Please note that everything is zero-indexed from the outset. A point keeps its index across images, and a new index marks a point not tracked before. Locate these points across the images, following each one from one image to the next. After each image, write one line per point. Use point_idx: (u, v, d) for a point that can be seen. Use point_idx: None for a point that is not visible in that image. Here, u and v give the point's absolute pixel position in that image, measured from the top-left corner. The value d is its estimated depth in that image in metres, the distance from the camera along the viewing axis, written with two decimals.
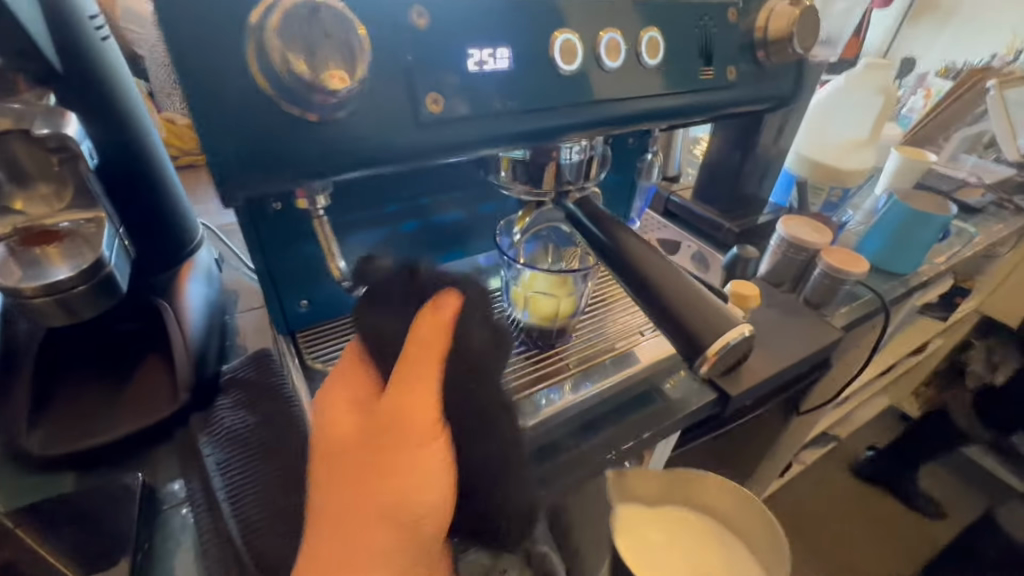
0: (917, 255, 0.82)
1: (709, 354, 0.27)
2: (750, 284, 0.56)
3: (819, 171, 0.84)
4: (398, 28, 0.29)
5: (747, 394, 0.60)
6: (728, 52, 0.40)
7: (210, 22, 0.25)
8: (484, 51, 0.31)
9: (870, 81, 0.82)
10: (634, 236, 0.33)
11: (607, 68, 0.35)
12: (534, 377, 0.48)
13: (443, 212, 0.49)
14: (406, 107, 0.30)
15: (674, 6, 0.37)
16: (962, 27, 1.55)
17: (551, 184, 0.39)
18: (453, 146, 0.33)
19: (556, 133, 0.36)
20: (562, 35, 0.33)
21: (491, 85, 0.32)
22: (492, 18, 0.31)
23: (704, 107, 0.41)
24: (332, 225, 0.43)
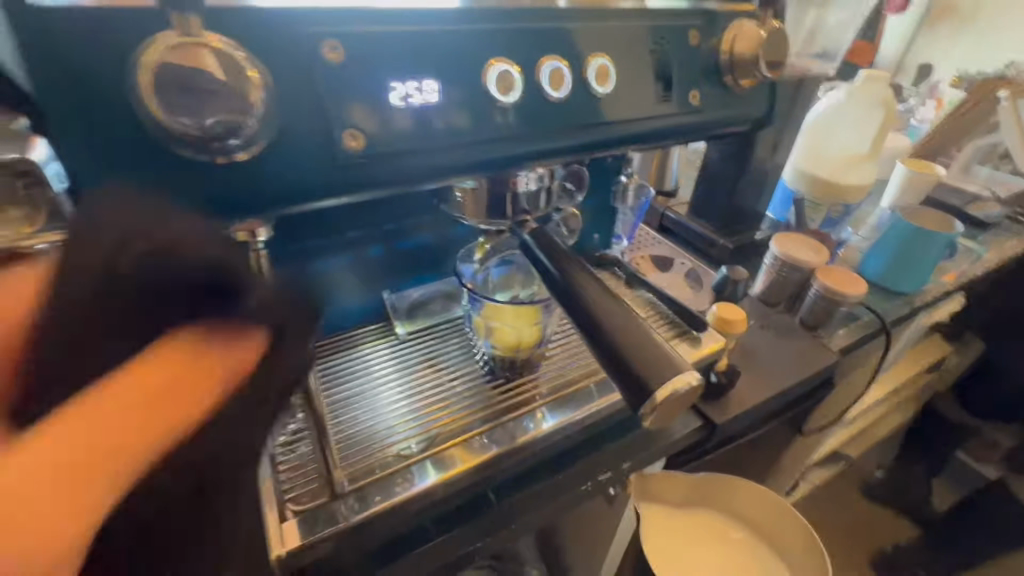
0: (922, 273, 0.78)
1: (653, 401, 0.27)
2: (736, 307, 0.54)
3: (818, 186, 0.81)
4: (310, 64, 0.28)
5: (734, 422, 0.58)
6: (691, 75, 0.39)
7: (94, 66, 0.24)
8: (408, 83, 0.30)
9: (871, 95, 0.79)
10: (593, 281, 0.33)
11: (551, 97, 0.34)
12: (501, 409, 0.44)
13: (416, 236, 0.49)
14: (327, 145, 0.29)
15: (625, 31, 0.36)
16: (979, 35, 1.50)
17: (508, 213, 0.37)
18: (388, 180, 0.32)
19: (503, 162, 0.34)
20: (496, 64, 0.32)
21: (420, 119, 0.31)
22: (415, 50, 0.30)
23: (667, 133, 0.39)
24: (294, 252, 0.42)
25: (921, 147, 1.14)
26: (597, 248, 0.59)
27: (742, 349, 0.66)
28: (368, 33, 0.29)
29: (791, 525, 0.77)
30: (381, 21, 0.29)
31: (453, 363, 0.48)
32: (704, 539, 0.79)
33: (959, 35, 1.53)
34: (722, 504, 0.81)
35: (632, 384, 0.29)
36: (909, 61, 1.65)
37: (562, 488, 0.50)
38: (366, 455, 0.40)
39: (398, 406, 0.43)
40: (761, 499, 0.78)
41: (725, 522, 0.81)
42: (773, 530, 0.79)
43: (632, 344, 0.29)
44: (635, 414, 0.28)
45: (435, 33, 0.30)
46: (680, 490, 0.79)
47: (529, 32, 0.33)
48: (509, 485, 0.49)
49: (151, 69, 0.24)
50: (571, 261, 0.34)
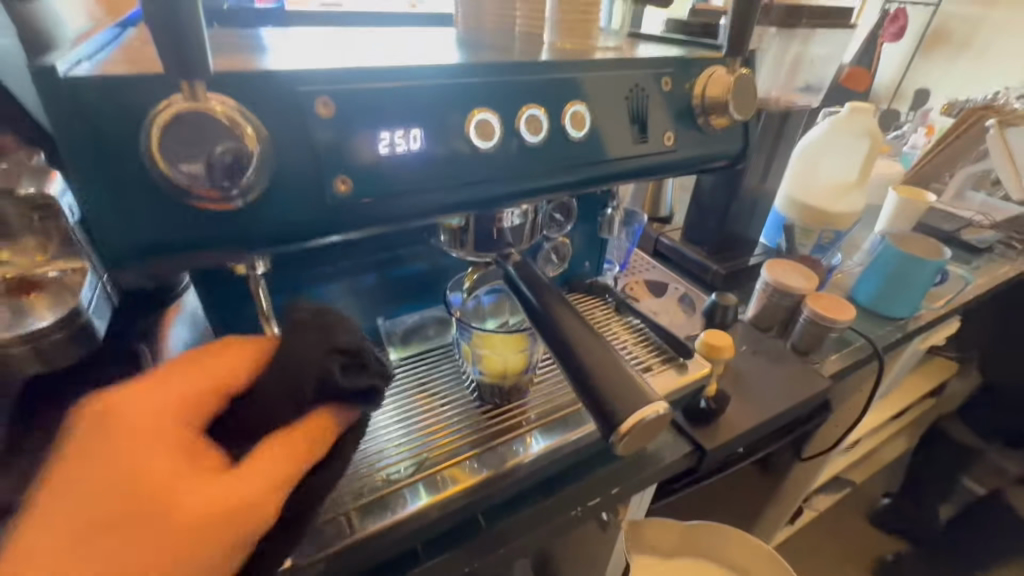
0: (913, 299, 0.79)
1: (622, 429, 0.29)
2: (722, 333, 0.55)
3: (808, 214, 0.83)
4: (303, 116, 0.30)
5: (725, 448, 0.58)
6: (666, 117, 0.41)
7: (103, 118, 0.26)
8: (394, 133, 0.32)
9: (853, 127, 0.80)
10: (572, 312, 0.35)
11: (529, 142, 0.36)
12: (491, 434, 0.45)
13: (411, 265, 0.51)
14: (320, 188, 0.31)
15: (601, 80, 0.38)
16: (973, 62, 1.53)
17: (494, 246, 0.39)
18: (379, 219, 0.34)
19: (488, 202, 0.36)
20: (478, 114, 0.34)
21: (405, 164, 0.33)
22: (402, 102, 0.32)
23: (646, 171, 0.41)
24: (288, 281, 0.44)
25: (914, 173, 1.16)
26: (588, 275, 0.61)
27: (733, 375, 0.67)
28: (356, 90, 0.31)
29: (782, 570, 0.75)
30: (368, 77, 0.31)
31: (447, 389, 0.49)
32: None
33: (951, 63, 1.56)
34: (712, 549, 0.80)
35: (605, 414, 0.30)
36: (903, 88, 1.69)
37: (552, 513, 0.50)
38: (359, 479, 0.41)
39: (390, 431, 0.44)
40: (749, 546, 0.77)
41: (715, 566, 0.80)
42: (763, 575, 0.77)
43: (609, 371, 0.31)
44: (607, 443, 0.30)
45: (420, 87, 0.32)
46: (668, 537, 0.78)
47: (511, 84, 0.35)
48: (498, 510, 0.49)
49: (156, 127, 0.26)
50: (550, 293, 0.36)
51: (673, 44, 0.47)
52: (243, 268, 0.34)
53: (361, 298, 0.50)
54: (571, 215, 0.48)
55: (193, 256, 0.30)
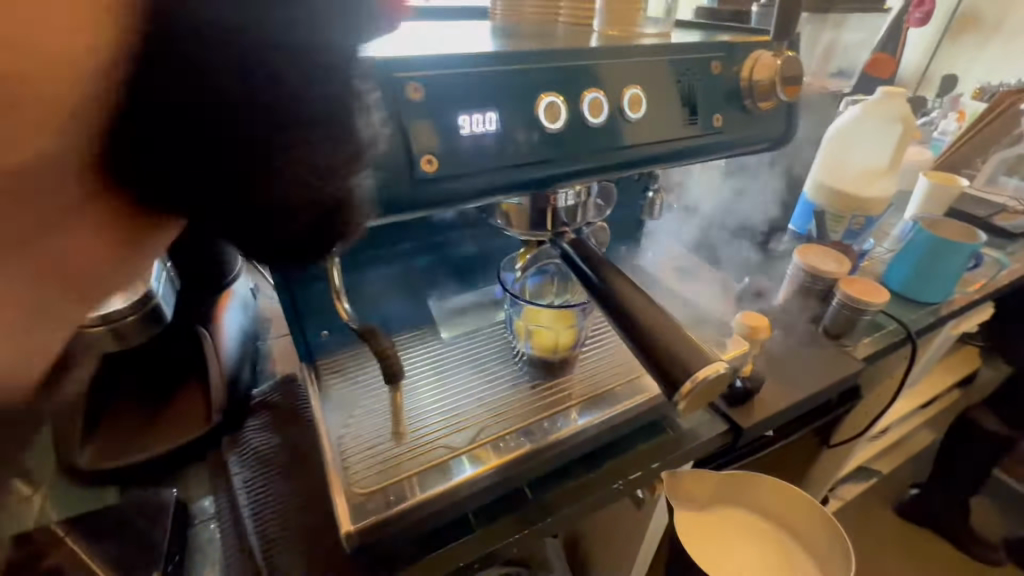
0: (946, 284, 0.79)
1: (684, 389, 0.32)
2: (758, 314, 0.57)
3: (838, 200, 0.83)
4: (390, 98, 0.32)
5: (760, 426, 0.60)
6: (715, 100, 0.42)
7: None
8: (470, 116, 0.35)
9: (887, 110, 0.81)
10: (627, 282, 0.37)
11: (590, 124, 0.38)
12: (539, 407, 0.47)
13: (461, 248, 0.53)
14: (401, 168, 0.33)
15: (655, 64, 0.40)
16: (1005, 45, 1.50)
17: (550, 226, 0.41)
18: (453, 199, 0.36)
19: (550, 182, 0.39)
20: (545, 98, 0.36)
21: (476, 145, 0.35)
22: (479, 88, 0.35)
23: (694, 152, 0.43)
24: (351, 262, 0.47)
25: (943, 160, 1.15)
26: (622, 258, 0.63)
27: (767, 357, 0.68)
28: (440, 77, 0.34)
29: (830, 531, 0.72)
30: (447, 63, 0.34)
31: (497, 364, 0.51)
32: (731, 540, 0.75)
33: (982, 46, 1.53)
34: (748, 501, 0.77)
35: (668, 377, 0.33)
36: (930, 73, 1.65)
37: (594, 486, 0.52)
38: (422, 445, 0.43)
39: (447, 405, 0.47)
40: (792, 502, 0.74)
41: (750, 517, 0.77)
42: (805, 530, 0.75)
43: (665, 341, 0.33)
44: (670, 403, 0.32)
45: (494, 73, 0.35)
46: (704, 490, 0.74)
47: (575, 69, 0.37)
48: (545, 482, 0.52)
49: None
50: (608, 268, 0.38)
51: (716, 30, 0.49)
52: None
53: (413, 280, 0.52)
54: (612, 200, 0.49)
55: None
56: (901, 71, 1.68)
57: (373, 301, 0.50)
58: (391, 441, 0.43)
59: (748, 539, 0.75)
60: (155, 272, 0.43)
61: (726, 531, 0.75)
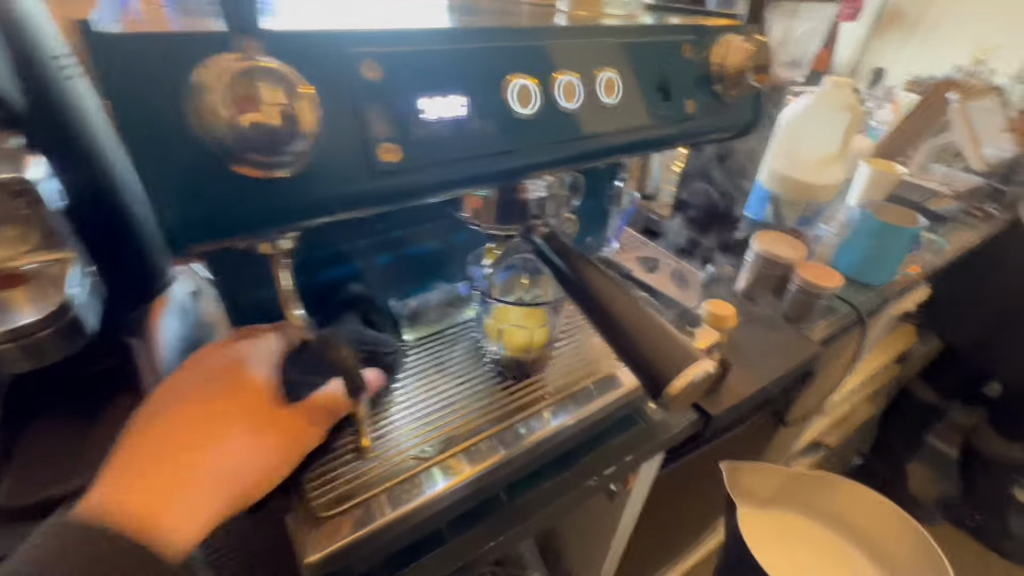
0: (890, 266, 0.83)
1: (670, 390, 0.30)
2: (726, 303, 0.58)
3: (792, 187, 0.85)
4: (347, 75, 0.29)
5: (729, 413, 0.61)
6: (687, 87, 0.41)
7: (151, 73, 0.24)
8: (437, 98, 0.32)
9: (836, 100, 0.84)
10: (601, 276, 0.36)
11: (564, 109, 0.36)
12: (513, 408, 0.45)
13: (419, 244, 0.50)
14: (361, 158, 0.30)
15: (629, 46, 0.38)
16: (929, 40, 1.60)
17: (520, 219, 0.39)
18: (420, 190, 0.33)
19: (524, 172, 0.36)
20: (516, 80, 0.34)
21: (445, 130, 0.32)
22: (440, 69, 0.32)
23: (668, 140, 0.42)
24: (303, 263, 0.43)
25: (881, 148, 1.20)
26: (590, 251, 0.62)
27: (731, 345, 0.69)
28: (398, 53, 0.30)
29: (878, 518, 0.88)
30: (411, 37, 0.31)
31: (465, 367, 0.49)
32: (795, 540, 0.90)
33: (908, 41, 1.63)
34: (809, 506, 0.93)
35: (651, 377, 0.31)
36: (862, 65, 1.72)
37: (570, 485, 0.51)
38: (390, 457, 0.40)
39: (416, 409, 0.44)
40: (857, 505, 0.89)
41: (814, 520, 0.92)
42: (868, 533, 0.90)
43: (646, 340, 0.32)
44: (655, 402, 0.31)
45: (457, 52, 0.32)
46: (773, 492, 0.92)
47: (543, 50, 0.35)
48: (518, 486, 0.50)
49: (203, 90, 0.25)
50: (587, 264, 0.36)
51: (680, 13, 0.47)
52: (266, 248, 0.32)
53: (371, 281, 0.49)
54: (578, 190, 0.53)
55: (231, 228, 0.28)
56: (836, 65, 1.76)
57: (324, 302, 0.46)
58: (355, 454, 0.40)
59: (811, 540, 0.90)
60: (74, 276, 0.37)
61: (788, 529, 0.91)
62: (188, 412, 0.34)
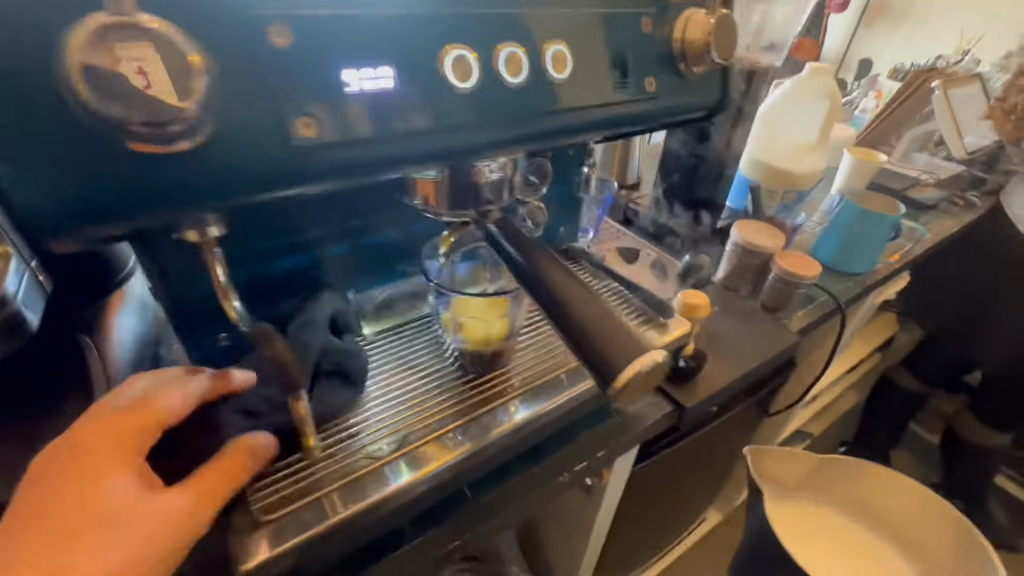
0: (871, 254, 0.82)
1: (619, 382, 0.29)
2: (701, 293, 0.56)
3: (772, 175, 0.84)
4: (249, 41, 0.27)
5: (704, 405, 0.60)
6: (647, 64, 0.39)
7: (12, 39, 0.22)
8: (361, 70, 0.30)
9: (816, 86, 0.82)
10: (559, 270, 0.34)
11: (509, 84, 0.34)
12: (475, 402, 0.44)
13: (378, 234, 0.48)
14: (275, 132, 0.28)
15: (581, 18, 0.36)
16: (917, 28, 1.58)
17: (472, 204, 0.37)
18: (348, 170, 0.31)
19: (468, 152, 0.34)
20: (454, 51, 0.32)
21: (372, 104, 0.30)
22: (366, 37, 0.29)
23: (627, 120, 0.40)
24: (248, 254, 0.41)
25: (865, 136, 1.19)
26: (563, 240, 0.60)
27: (707, 335, 0.68)
28: (313, 18, 0.28)
29: (897, 503, 0.92)
30: (327, 1, 0.28)
31: (422, 360, 0.47)
32: (812, 526, 0.95)
33: (896, 29, 1.61)
34: (827, 494, 0.98)
35: (598, 368, 0.30)
36: (850, 56, 1.69)
37: (539, 479, 0.50)
38: (337, 456, 0.39)
39: (372, 406, 0.43)
40: (875, 491, 0.94)
41: (831, 507, 0.97)
42: (892, 516, 0.93)
43: (599, 335, 0.31)
44: (603, 394, 0.30)
45: (384, 19, 0.30)
46: (792, 482, 0.97)
47: (483, 19, 0.33)
48: (485, 482, 0.49)
49: (79, 72, 0.23)
50: (540, 253, 0.35)
51: None
52: (194, 235, 0.31)
53: (326, 273, 0.47)
54: (545, 177, 0.51)
55: (130, 213, 0.27)
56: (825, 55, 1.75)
57: (273, 296, 0.44)
58: (298, 454, 0.39)
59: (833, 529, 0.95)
60: (12, 273, 0.35)
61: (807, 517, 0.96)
62: (118, 433, 0.33)
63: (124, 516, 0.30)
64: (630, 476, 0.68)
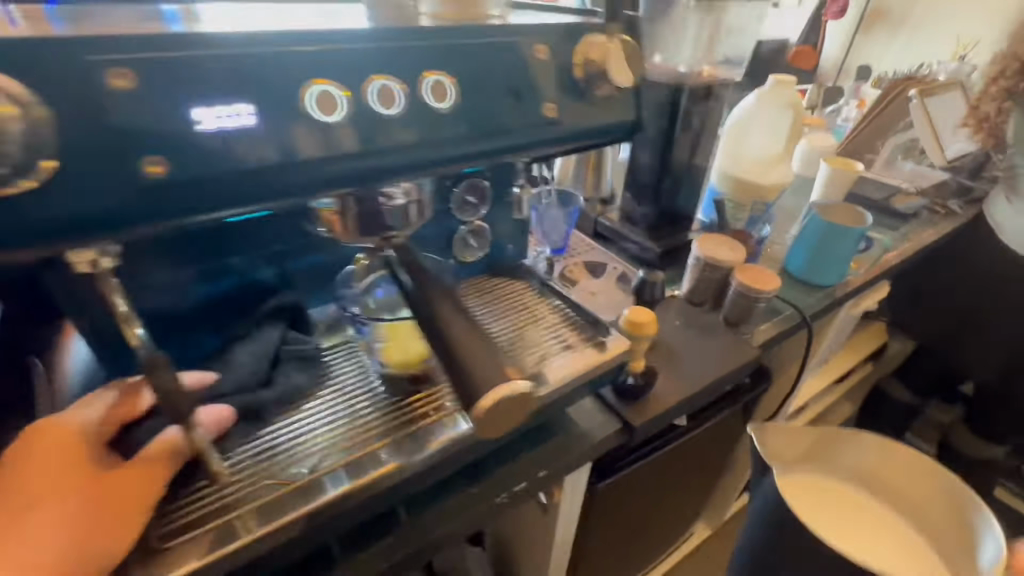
0: (839, 266, 0.81)
1: (480, 406, 0.32)
2: (646, 309, 0.56)
3: (740, 188, 0.84)
4: (91, 88, 0.29)
5: (653, 423, 0.59)
6: (540, 89, 0.42)
7: None
8: (216, 108, 0.32)
9: (779, 99, 0.82)
10: (443, 305, 0.37)
11: (385, 114, 0.36)
12: (403, 422, 0.43)
13: (307, 256, 0.48)
14: (124, 170, 0.31)
15: (462, 49, 0.39)
16: (916, 34, 1.56)
17: (368, 229, 0.40)
18: (231, 197, 0.34)
19: (353, 178, 0.37)
20: (317, 86, 0.34)
21: (232, 139, 0.33)
22: (235, 78, 0.32)
23: (527, 144, 0.43)
24: (171, 279, 0.42)
25: (846, 146, 1.19)
26: (511, 258, 0.60)
27: (664, 350, 0.68)
28: (164, 60, 0.31)
29: (919, 485, 0.69)
30: (177, 45, 0.31)
31: (345, 382, 0.46)
32: (818, 508, 0.72)
33: (894, 35, 1.60)
34: (833, 467, 0.75)
35: (466, 394, 0.34)
36: (848, 64, 1.70)
37: (477, 499, 0.50)
38: (246, 480, 0.39)
39: (300, 423, 0.42)
40: (877, 468, 0.73)
41: (840, 482, 0.75)
42: (919, 501, 0.70)
43: (459, 356, 0.35)
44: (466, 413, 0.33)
45: (255, 60, 0.33)
46: (795, 457, 0.73)
47: (355, 55, 0.35)
48: (421, 503, 0.49)
49: None
50: (431, 280, 0.38)
51: (562, 14, 0.46)
52: (85, 264, 0.32)
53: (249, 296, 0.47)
54: (484, 199, 0.51)
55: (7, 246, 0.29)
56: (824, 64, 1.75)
57: (198, 319, 0.45)
58: (204, 477, 0.38)
59: (843, 509, 0.72)
60: None
61: (812, 495, 0.73)
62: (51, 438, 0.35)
63: (56, 527, 0.31)
64: (588, 492, 0.68)
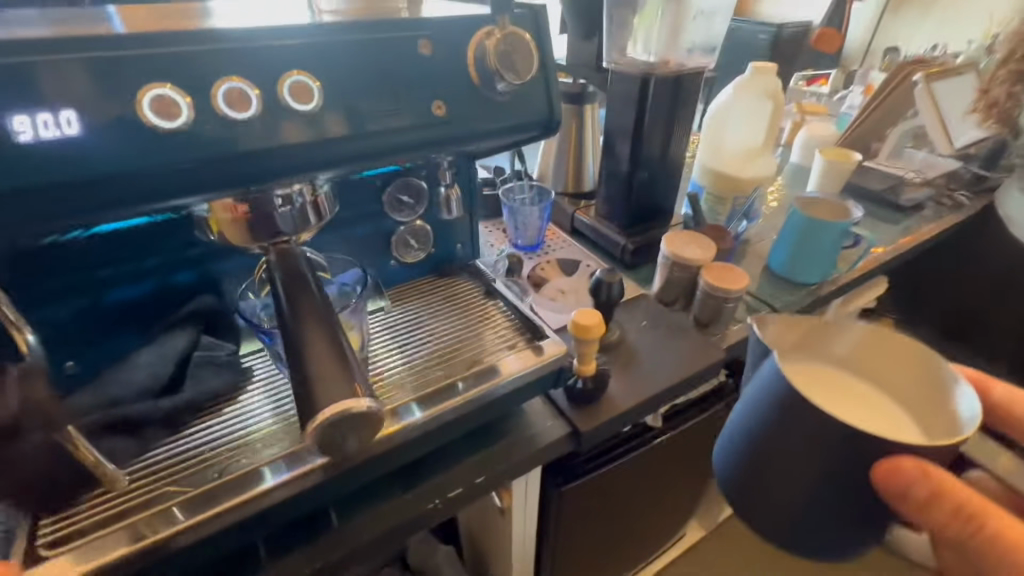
0: (822, 263, 0.77)
1: (320, 418, 0.30)
2: (595, 312, 0.54)
3: (718, 182, 0.80)
4: None
5: (604, 428, 0.57)
6: (435, 85, 0.39)
7: None
8: (36, 118, 0.28)
9: (758, 86, 0.78)
10: (315, 319, 0.34)
11: (239, 120, 0.33)
12: None
13: (229, 259, 0.46)
14: None
15: (337, 45, 0.35)
16: (945, 12, 1.46)
17: (264, 236, 0.38)
18: (84, 208, 0.31)
19: (223, 185, 0.34)
20: (151, 92, 0.31)
21: (64, 153, 0.29)
22: (40, 83, 0.28)
23: (429, 145, 0.40)
24: (77, 283, 0.40)
25: (849, 135, 1.13)
26: (460, 258, 0.58)
27: (626, 351, 0.65)
28: None
29: (906, 367, 0.35)
30: None
31: (268, 389, 0.45)
32: (828, 404, 0.35)
33: (923, 14, 1.49)
34: (825, 352, 0.37)
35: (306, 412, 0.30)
36: (874, 46, 1.60)
37: (411, 505, 0.49)
38: (151, 486, 0.38)
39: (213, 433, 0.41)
40: (870, 346, 0.36)
41: (840, 375, 0.36)
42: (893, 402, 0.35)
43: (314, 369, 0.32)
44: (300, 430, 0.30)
45: (68, 63, 0.29)
46: (794, 332, 0.35)
47: (194, 56, 0.31)
48: (356, 507, 0.49)
49: None
50: (306, 295, 0.35)
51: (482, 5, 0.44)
52: None
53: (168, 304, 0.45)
54: (421, 198, 0.51)
55: None
56: (847, 46, 1.66)
57: (109, 326, 0.43)
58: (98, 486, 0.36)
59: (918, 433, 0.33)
60: None
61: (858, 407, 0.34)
62: None
63: None
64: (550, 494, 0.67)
